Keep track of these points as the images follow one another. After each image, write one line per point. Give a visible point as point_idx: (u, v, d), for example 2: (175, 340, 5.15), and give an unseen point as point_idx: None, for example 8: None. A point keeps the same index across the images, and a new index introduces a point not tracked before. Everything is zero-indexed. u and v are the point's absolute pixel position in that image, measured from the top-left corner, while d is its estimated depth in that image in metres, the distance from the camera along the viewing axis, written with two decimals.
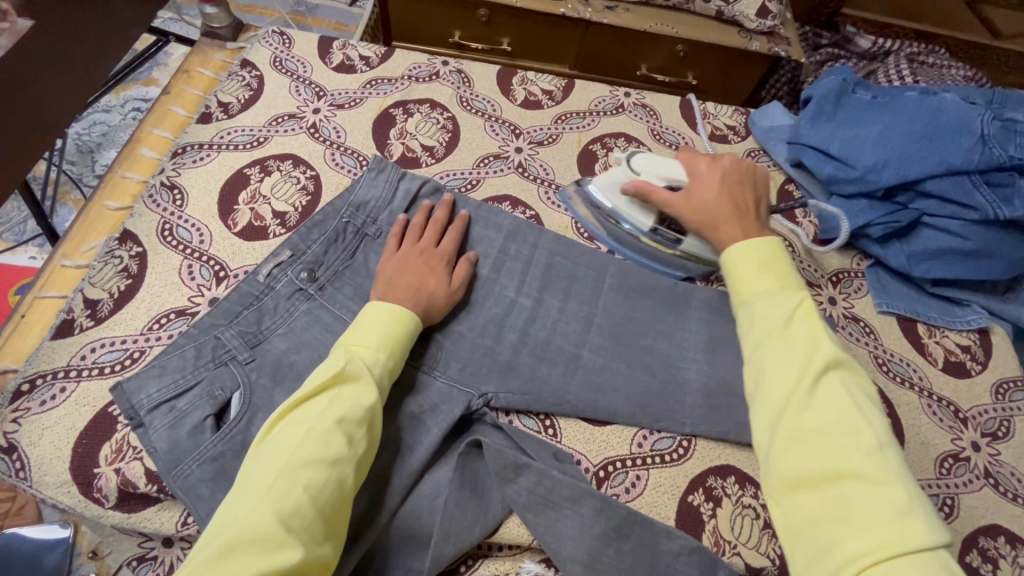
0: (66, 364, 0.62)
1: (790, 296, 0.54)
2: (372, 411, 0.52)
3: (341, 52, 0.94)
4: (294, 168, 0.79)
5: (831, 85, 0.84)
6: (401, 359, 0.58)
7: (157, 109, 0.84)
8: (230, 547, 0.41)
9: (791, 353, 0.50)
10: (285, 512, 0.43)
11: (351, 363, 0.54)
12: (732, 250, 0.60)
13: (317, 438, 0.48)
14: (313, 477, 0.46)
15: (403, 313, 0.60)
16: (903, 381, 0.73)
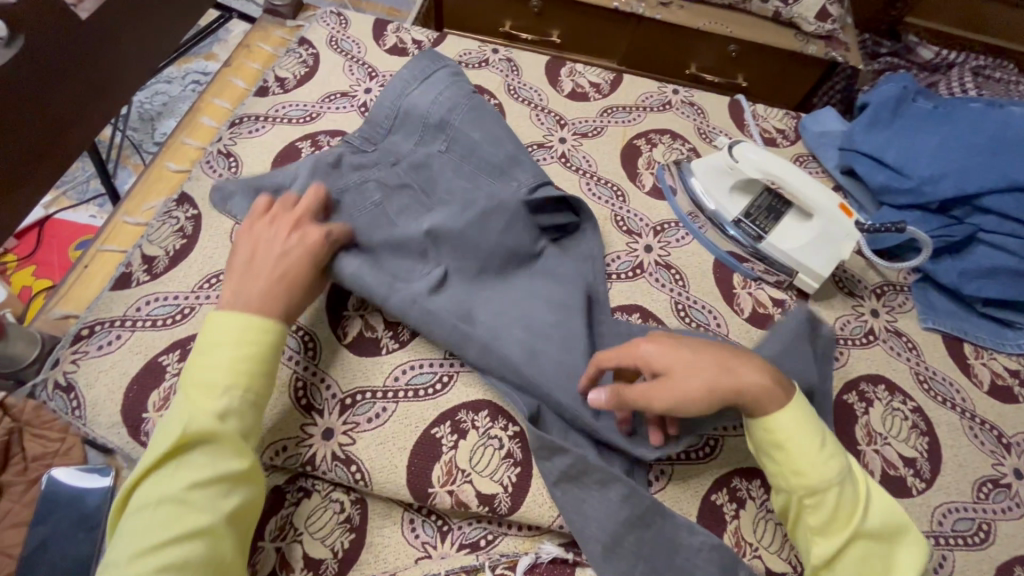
0: (122, 314, 0.65)
1: (827, 445, 0.53)
2: (241, 420, 0.51)
3: (395, 35, 0.96)
4: None
5: (890, 92, 0.82)
6: (264, 386, 0.53)
7: (219, 81, 0.88)
8: (145, 544, 0.44)
9: (846, 516, 0.51)
10: (176, 511, 0.46)
11: (196, 422, 0.49)
12: (750, 399, 0.54)
13: (191, 465, 0.48)
14: (216, 487, 0.48)
15: (259, 322, 0.53)
16: (944, 400, 0.71)
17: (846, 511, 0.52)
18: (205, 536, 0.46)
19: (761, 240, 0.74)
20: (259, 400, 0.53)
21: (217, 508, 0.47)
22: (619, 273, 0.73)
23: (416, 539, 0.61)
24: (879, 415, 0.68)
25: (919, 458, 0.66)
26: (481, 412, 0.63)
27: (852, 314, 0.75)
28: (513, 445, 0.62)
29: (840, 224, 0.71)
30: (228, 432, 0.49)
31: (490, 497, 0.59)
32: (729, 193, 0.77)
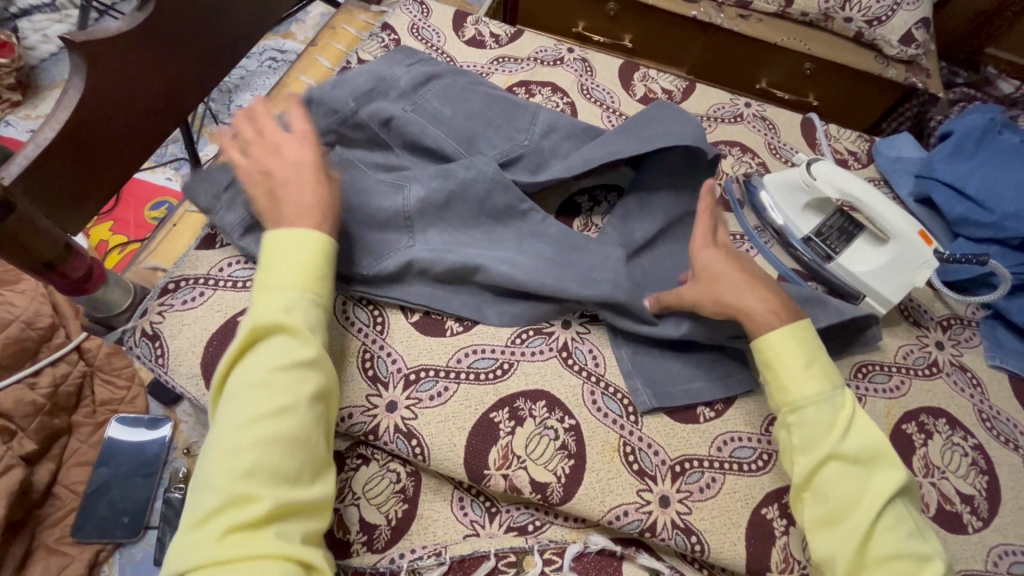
0: (206, 273, 0.68)
1: (843, 402, 0.55)
2: (312, 323, 0.54)
3: (474, 28, 0.98)
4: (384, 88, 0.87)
5: (977, 121, 0.80)
6: (323, 286, 0.57)
7: (305, 59, 0.91)
8: (245, 420, 0.48)
9: (863, 472, 0.53)
10: (267, 388, 0.49)
11: (271, 312, 0.52)
12: (771, 335, 0.57)
13: (278, 354, 0.51)
14: (298, 371, 0.51)
15: (311, 236, 0.57)
16: (1007, 441, 0.69)
17: (864, 466, 0.53)
18: (296, 415, 0.49)
19: (831, 261, 0.73)
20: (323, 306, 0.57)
21: (299, 394, 0.50)
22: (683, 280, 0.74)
23: (465, 518, 0.62)
24: (938, 448, 0.67)
25: (977, 496, 0.65)
26: (539, 402, 0.65)
27: (916, 344, 0.74)
28: (568, 438, 0.63)
29: (917, 251, 0.68)
30: (295, 324, 0.52)
31: (543, 485, 0.60)
32: (801, 210, 0.75)
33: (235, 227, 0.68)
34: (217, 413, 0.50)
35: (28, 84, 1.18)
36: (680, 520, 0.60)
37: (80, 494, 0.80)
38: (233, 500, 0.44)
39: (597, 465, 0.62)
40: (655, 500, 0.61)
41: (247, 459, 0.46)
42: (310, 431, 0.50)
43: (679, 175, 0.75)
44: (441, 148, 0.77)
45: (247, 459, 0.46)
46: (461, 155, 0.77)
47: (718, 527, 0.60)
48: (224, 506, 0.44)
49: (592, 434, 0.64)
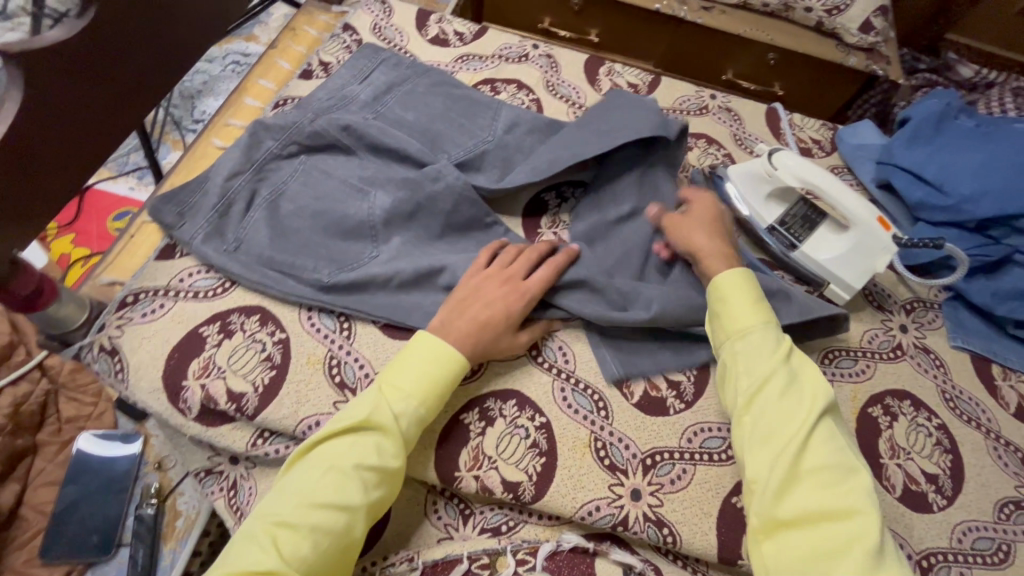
0: (166, 284, 0.67)
1: (780, 335, 0.58)
2: (408, 432, 0.56)
3: (437, 26, 0.97)
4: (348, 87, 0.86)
5: (934, 107, 0.81)
6: (435, 404, 0.58)
7: (264, 62, 0.89)
8: (315, 501, 0.50)
9: (795, 393, 0.53)
10: (342, 485, 0.51)
11: (378, 407, 0.55)
12: (722, 278, 0.61)
13: (357, 449, 0.53)
14: (374, 476, 0.53)
15: (456, 355, 0.59)
16: (970, 420, 0.71)
17: (795, 388, 0.54)
18: (349, 513, 0.51)
19: (795, 250, 0.73)
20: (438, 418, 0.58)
21: (367, 495, 0.52)
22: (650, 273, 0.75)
23: (438, 521, 0.62)
24: (903, 430, 0.68)
25: (942, 475, 0.66)
26: (509, 402, 0.64)
27: (881, 328, 0.75)
28: (539, 436, 0.63)
29: (877, 238, 0.69)
30: (399, 432, 0.55)
31: (515, 485, 0.60)
32: (764, 199, 0.76)
33: (196, 234, 0.68)
34: (289, 476, 0.53)
35: None
36: (652, 512, 0.61)
37: (47, 516, 0.78)
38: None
39: (568, 462, 0.62)
40: (626, 494, 0.61)
41: (300, 546, 0.48)
42: (356, 532, 0.52)
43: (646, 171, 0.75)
44: (404, 149, 0.76)
45: (292, 548, 0.48)
46: (425, 155, 0.77)
47: (690, 517, 0.61)
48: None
49: (563, 431, 0.64)
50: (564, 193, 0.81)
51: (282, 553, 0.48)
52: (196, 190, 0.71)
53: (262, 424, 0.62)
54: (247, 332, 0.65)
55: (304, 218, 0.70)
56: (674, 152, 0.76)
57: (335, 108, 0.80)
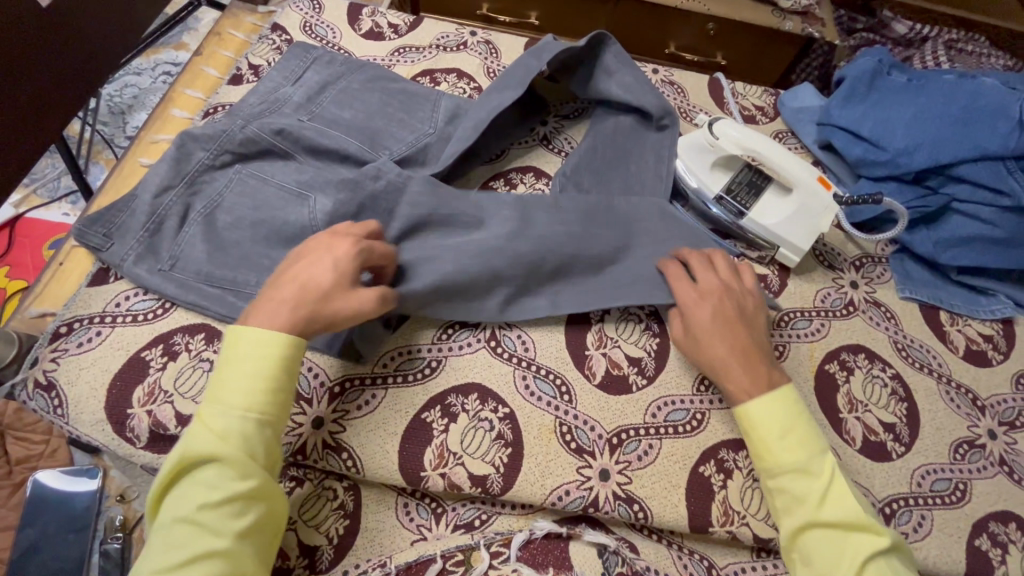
0: (102, 310, 0.64)
1: (824, 470, 0.55)
2: (248, 444, 0.49)
3: (370, 19, 0.94)
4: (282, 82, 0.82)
5: (866, 65, 0.82)
6: (270, 398, 0.51)
7: (190, 70, 0.86)
8: (169, 561, 0.45)
9: (847, 539, 0.52)
10: (192, 532, 0.46)
11: (196, 436, 0.49)
12: (744, 405, 0.58)
13: (201, 486, 0.47)
14: (229, 504, 0.47)
15: (272, 339, 0.52)
16: (922, 367, 0.73)
17: (849, 532, 0.52)
18: (222, 557, 0.46)
19: (743, 217, 0.74)
20: (277, 418, 0.52)
21: (227, 527, 0.47)
22: None
23: (411, 523, 0.61)
24: (860, 383, 0.70)
25: (898, 423, 0.68)
26: (471, 395, 0.64)
27: (833, 286, 0.77)
28: (503, 427, 0.62)
29: (818, 198, 0.72)
30: (235, 448, 0.48)
31: (482, 478, 0.60)
32: (709, 169, 0.77)
33: (127, 255, 0.65)
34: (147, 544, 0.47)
35: None
36: (621, 491, 0.61)
37: (6, 562, 0.75)
38: None
39: (535, 449, 0.62)
40: (595, 475, 0.61)
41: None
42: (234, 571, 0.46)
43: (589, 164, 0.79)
44: (343, 148, 0.74)
45: None
46: (366, 154, 0.75)
47: (659, 491, 0.61)
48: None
49: (527, 419, 0.63)
50: (512, 180, 0.80)
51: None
52: (123, 209, 0.67)
53: None
54: (193, 351, 0.63)
55: (244, 229, 0.68)
56: (614, 137, 0.81)
57: (267, 112, 0.77)
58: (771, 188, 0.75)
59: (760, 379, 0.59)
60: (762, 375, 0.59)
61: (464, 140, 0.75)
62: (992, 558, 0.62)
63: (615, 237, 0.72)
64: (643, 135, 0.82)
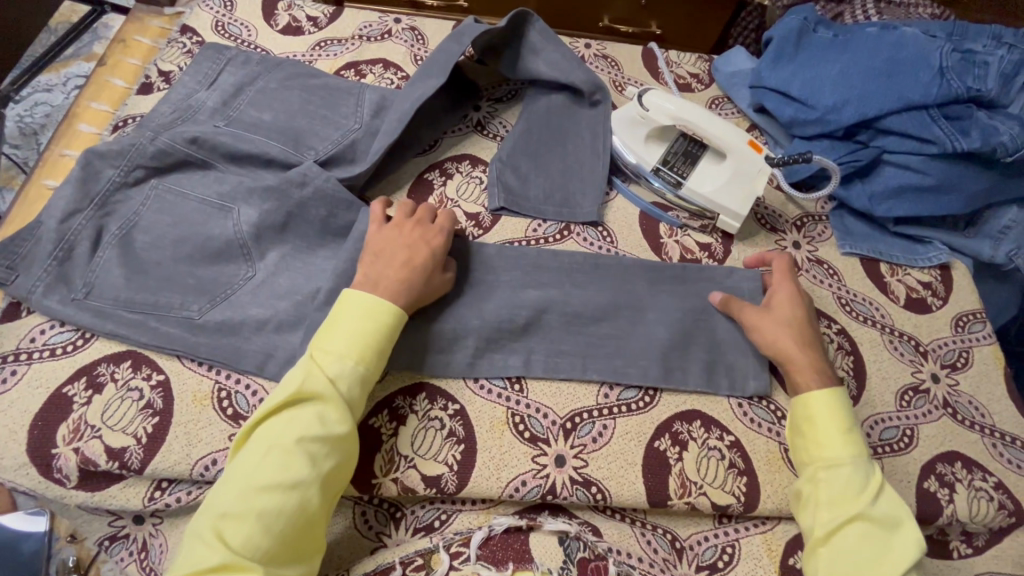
0: (15, 348, 0.60)
1: (873, 470, 0.57)
2: (349, 398, 0.54)
3: (287, 13, 0.89)
4: (196, 87, 0.77)
5: (792, 24, 0.81)
6: (375, 360, 0.56)
7: (94, 82, 0.80)
8: (255, 485, 0.48)
9: (885, 534, 0.53)
10: (286, 460, 0.49)
11: (310, 375, 0.53)
12: (815, 398, 0.60)
13: (298, 424, 0.51)
14: (319, 444, 0.51)
15: (380, 304, 0.57)
16: (866, 320, 0.74)
17: (888, 532, 0.54)
18: (301, 492, 0.49)
19: (681, 187, 0.74)
20: (369, 377, 0.56)
21: (318, 467, 0.50)
22: (546, 238, 0.74)
23: (369, 531, 0.60)
24: None
25: (846, 377, 0.69)
26: (419, 395, 0.62)
27: (776, 248, 0.77)
28: (454, 424, 0.61)
29: (750, 162, 0.72)
30: (336, 395, 0.53)
31: (436, 479, 0.59)
32: (644, 142, 0.77)
33: (36, 286, 0.61)
34: (231, 466, 0.51)
35: None
36: (578, 475, 0.60)
37: None
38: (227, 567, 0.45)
39: (487, 443, 0.61)
40: (550, 462, 0.61)
41: (245, 533, 0.46)
42: (312, 510, 0.50)
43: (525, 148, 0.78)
44: (263, 153, 0.70)
45: (244, 532, 0.47)
46: (290, 156, 0.71)
47: (615, 470, 0.61)
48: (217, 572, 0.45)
49: (477, 414, 0.62)
50: (448, 170, 0.78)
51: (230, 545, 0.46)
52: (28, 238, 0.63)
53: (155, 476, 0.57)
54: (119, 381, 0.59)
55: (164, 248, 0.65)
56: (544, 117, 0.80)
57: (180, 121, 0.73)
58: (703, 154, 0.75)
59: (827, 374, 0.62)
60: (828, 371, 0.62)
61: (388, 135, 0.72)
62: (940, 498, 0.64)
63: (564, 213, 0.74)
64: (577, 113, 0.81)
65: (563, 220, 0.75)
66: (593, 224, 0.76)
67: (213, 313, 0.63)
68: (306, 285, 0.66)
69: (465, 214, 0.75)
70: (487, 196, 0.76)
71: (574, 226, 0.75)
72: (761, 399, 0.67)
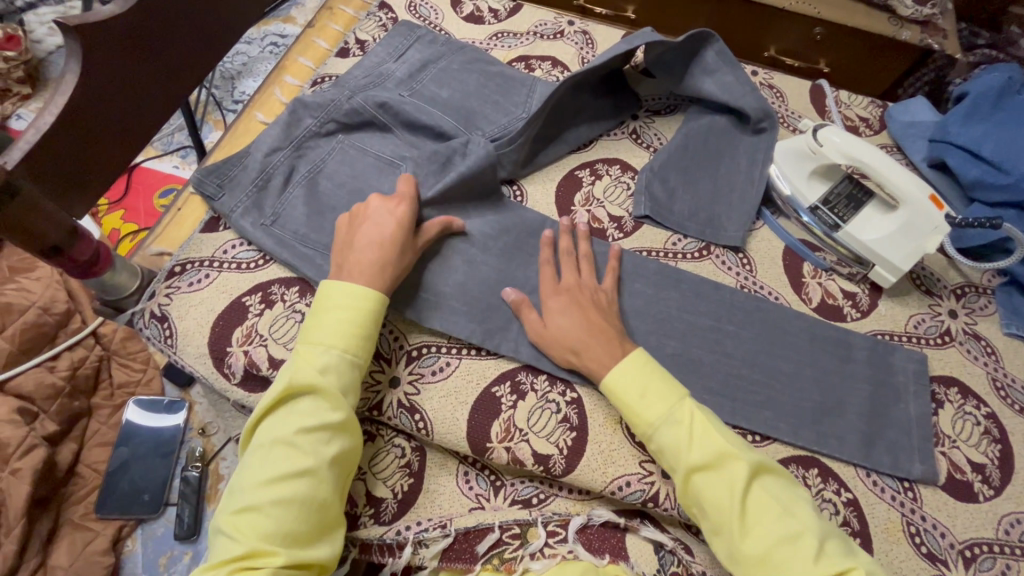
0: (211, 255, 0.70)
1: (686, 412, 0.55)
2: (343, 387, 0.56)
3: (472, 3, 0.96)
4: (386, 58, 0.85)
5: (994, 82, 0.76)
6: (363, 346, 0.58)
7: (303, 41, 0.91)
8: (266, 476, 0.52)
9: (718, 473, 0.53)
10: (292, 450, 0.53)
11: (300, 370, 0.56)
12: (614, 377, 0.58)
13: (295, 417, 0.54)
14: (322, 432, 0.54)
15: (363, 290, 0.59)
16: (1022, 409, 0.68)
17: (721, 468, 0.53)
18: (311, 476, 0.52)
19: (838, 229, 0.71)
20: (359, 362, 0.58)
21: (320, 452, 0.53)
22: (684, 254, 0.75)
23: (469, 491, 0.63)
24: (946, 418, 0.66)
25: (989, 465, 0.64)
26: (541, 376, 0.65)
27: (928, 313, 0.72)
28: (570, 411, 0.63)
29: (928, 217, 0.67)
30: (327, 385, 0.55)
31: (545, 458, 0.61)
32: (807, 177, 0.75)
33: (236, 207, 0.70)
34: (246, 461, 0.54)
35: (36, 77, 1.22)
36: None
37: (102, 473, 0.82)
38: (254, 551, 0.48)
39: (599, 437, 0.62)
40: (658, 471, 0.61)
41: (264, 520, 0.50)
42: (327, 492, 0.53)
43: (683, 165, 0.79)
44: (438, 126, 0.76)
45: (263, 521, 0.50)
46: (461, 132, 0.77)
47: None
48: (247, 558, 0.48)
49: (594, 406, 0.63)
50: (598, 171, 0.80)
51: (254, 534, 0.49)
52: (236, 164, 0.73)
53: None
54: (287, 302, 0.67)
55: (341, 195, 0.72)
56: (706, 138, 0.80)
57: (371, 86, 0.81)
58: (869, 203, 0.72)
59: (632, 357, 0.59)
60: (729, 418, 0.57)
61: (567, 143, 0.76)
62: None
63: (718, 240, 0.75)
64: (737, 137, 0.80)
65: (705, 239, 0.75)
66: (735, 249, 0.75)
67: None
68: None
69: (609, 216, 0.77)
70: (632, 203, 0.77)
71: (714, 247, 0.75)
72: (888, 464, 0.63)
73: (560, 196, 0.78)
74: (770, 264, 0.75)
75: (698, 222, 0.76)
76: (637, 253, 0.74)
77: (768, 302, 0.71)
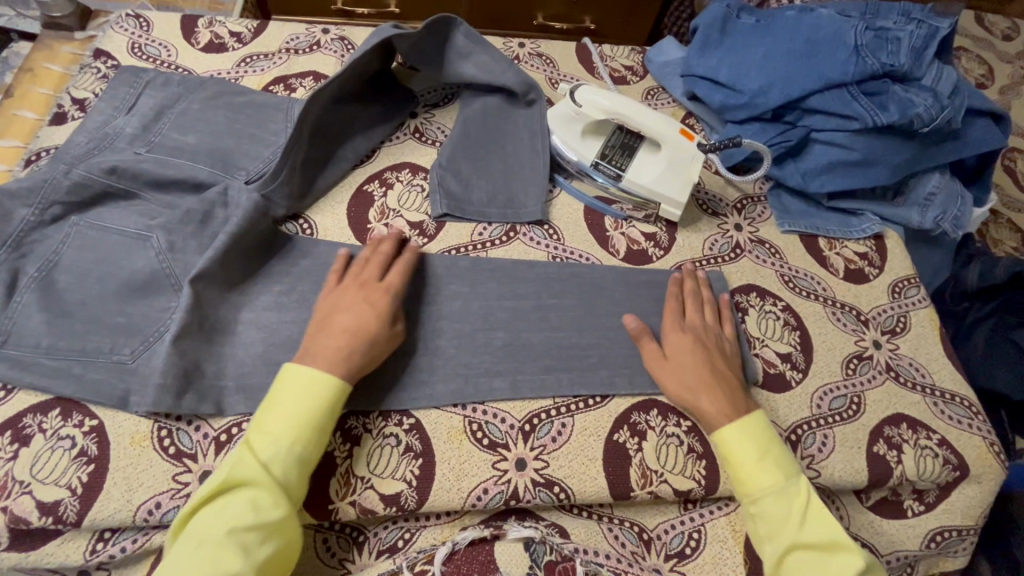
0: None
1: (799, 490, 0.57)
2: (288, 484, 0.52)
3: (208, 30, 0.86)
4: (112, 114, 0.73)
5: (715, 12, 0.83)
6: (317, 439, 0.54)
7: (4, 117, 0.77)
8: None
9: (824, 561, 0.54)
10: (215, 556, 0.47)
11: (245, 461, 0.51)
12: (726, 432, 0.59)
13: (227, 514, 0.49)
14: (254, 533, 0.49)
15: (322, 377, 0.55)
16: (809, 294, 0.76)
17: (828, 552, 0.54)
18: None
19: (622, 179, 0.75)
20: (314, 456, 0.54)
21: (251, 556, 0.48)
22: (492, 241, 0.73)
23: (331, 559, 0.58)
24: (753, 322, 0.73)
25: (794, 352, 0.72)
26: (372, 414, 0.61)
27: (719, 233, 0.79)
28: (411, 438, 0.60)
29: (685, 149, 0.73)
30: (272, 481, 0.51)
31: (395, 497, 0.58)
32: (582, 137, 0.77)
33: None
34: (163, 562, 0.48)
35: None
36: (539, 476, 0.60)
37: None
38: None
39: (445, 454, 0.60)
40: (511, 467, 0.60)
41: None
42: None
43: (471, 152, 0.77)
44: (190, 178, 0.68)
45: None
46: (218, 178, 0.69)
47: (577, 468, 0.61)
48: None
49: (433, 425, 0.61)
50: (388, 180, 0.76)
51: None
52: None
53: (95, 527, 0.54)
54: (48, 431, 0.56)
55: (86, 287, 0.61)
56: (485, 120, 0.80)
57: (97, 151, 0.69)
58: (642, 148, 0.76)
59: (738, 408, 0.61)
60: (738, 403, 0.61)
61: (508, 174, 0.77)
62: (890, 460, 0.66)
63: (520, 219, 0.75)
64: (514, 113, 0.81)
65: (508, 221, 0.75)
66: (539, 222, 0.76)
67: (143, 352, 0.59)
68: (246, 312, 0.64)
69: (409, 224, 0.73)
70: (429, 204, 0.75)
71: (520, 226, 0.75)
72: None
73: (352, 216, 0.73)
74: (574, 227, 0.76)
75: (499, 205, 0.75)
76: (445, 254, 0.71)
77: (578, 266, 0.73)
